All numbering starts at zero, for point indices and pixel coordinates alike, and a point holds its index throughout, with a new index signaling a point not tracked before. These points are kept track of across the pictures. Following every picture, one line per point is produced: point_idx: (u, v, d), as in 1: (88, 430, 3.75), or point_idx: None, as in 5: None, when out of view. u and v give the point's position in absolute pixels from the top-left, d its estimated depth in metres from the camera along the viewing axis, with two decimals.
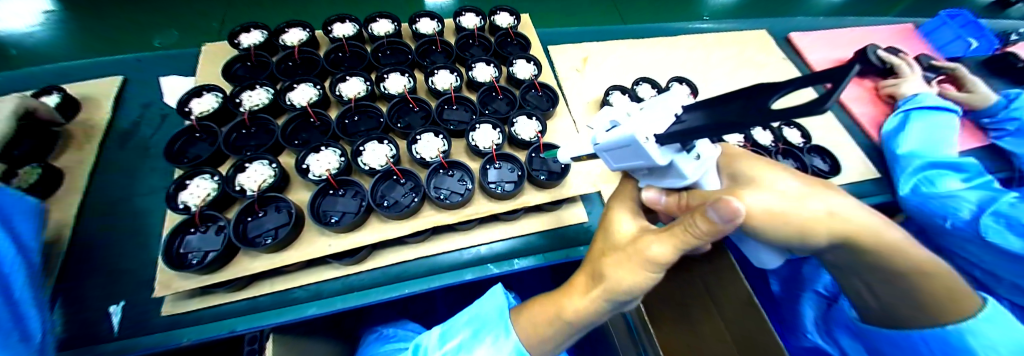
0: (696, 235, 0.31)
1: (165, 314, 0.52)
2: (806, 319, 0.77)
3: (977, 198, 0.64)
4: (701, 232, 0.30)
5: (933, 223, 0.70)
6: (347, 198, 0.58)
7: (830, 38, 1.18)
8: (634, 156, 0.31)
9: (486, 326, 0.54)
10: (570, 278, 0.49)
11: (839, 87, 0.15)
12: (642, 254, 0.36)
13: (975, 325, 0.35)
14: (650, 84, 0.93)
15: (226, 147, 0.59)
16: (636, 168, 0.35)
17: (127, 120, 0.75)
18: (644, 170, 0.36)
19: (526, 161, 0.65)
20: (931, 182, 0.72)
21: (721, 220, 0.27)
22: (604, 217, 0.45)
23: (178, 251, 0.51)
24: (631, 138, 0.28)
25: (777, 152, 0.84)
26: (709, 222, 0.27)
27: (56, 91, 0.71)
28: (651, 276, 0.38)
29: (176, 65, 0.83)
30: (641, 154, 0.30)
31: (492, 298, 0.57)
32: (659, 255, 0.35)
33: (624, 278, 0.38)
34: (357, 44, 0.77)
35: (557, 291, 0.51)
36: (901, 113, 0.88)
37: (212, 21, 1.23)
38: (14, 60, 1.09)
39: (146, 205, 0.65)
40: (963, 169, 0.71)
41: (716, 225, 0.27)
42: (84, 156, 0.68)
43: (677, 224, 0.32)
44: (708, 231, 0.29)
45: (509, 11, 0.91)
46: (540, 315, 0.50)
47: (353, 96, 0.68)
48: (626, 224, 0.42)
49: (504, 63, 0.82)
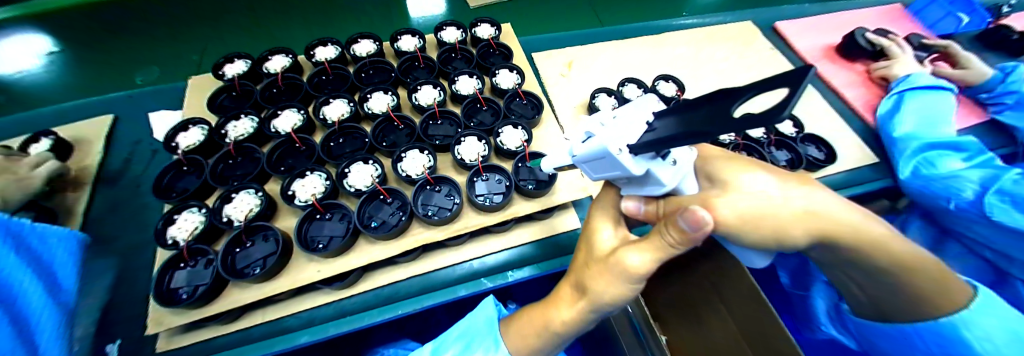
0: (672, 243, 0.30)
1: (158, 351, 0.52)
2: (818, 312, 0.74)
3: (979, 177, 0.62)
4: (674, 241, 0.30)
5: (936, 205, 0.68)
6: (335, 221, 0.58)
7: (817, 24, 1.17)
8: (611, 167, 0.30)
9: (475, 339, 0.53)
10: (560, 289, 0.48)
11: (797, 90, 0.13)
12: (620, 264, 0.35)
13: (967, 317, 0.37)
14: (636, 84, 0.93)
15: (212, 178, 0.60)
16: (616, 178, 0.34)
17: (119, 158, 0.76)
18: (625, 180, 0.35)
19: (513, 171, 0.65)
20: (931, 163, 0.69)
21: (691, 229, 0.27)
22: (586, 226, 0.45)
23: (169, 287, 0.51)
24: (604, 151, 0.27)
25: (770, 144, 0.83)
26: (679, 231, 0.28)
27: (46, 136, 0.72)
28: (633, 286, 0.37)
29: (165, 100, 0.85)
30: (616, 165, 0.29)
31: (483, 309, 0.57)
32: (638, 266, 0.34)
33: (612, 287, 0.37)
34: (339, 67, 0.78)
35: (545, 302, 0.49)
36: (894, 95, 0.86)
37: (191, 54, 1.26)
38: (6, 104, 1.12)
39: (138, 241, 0.66)
40: (963, 148, 0.69)
41: (688, 234, 0.27)
42: (77, 195, 0.68)
43: (654, 235, 0.32)
44: (680, 241, 0.29)
45: (489, 23, 0.91)
46: (528, 326, 0.49)
47: (336, 118, 0.69)
48: (605, 232, 0.41)
49: (487, 74, 0.83)
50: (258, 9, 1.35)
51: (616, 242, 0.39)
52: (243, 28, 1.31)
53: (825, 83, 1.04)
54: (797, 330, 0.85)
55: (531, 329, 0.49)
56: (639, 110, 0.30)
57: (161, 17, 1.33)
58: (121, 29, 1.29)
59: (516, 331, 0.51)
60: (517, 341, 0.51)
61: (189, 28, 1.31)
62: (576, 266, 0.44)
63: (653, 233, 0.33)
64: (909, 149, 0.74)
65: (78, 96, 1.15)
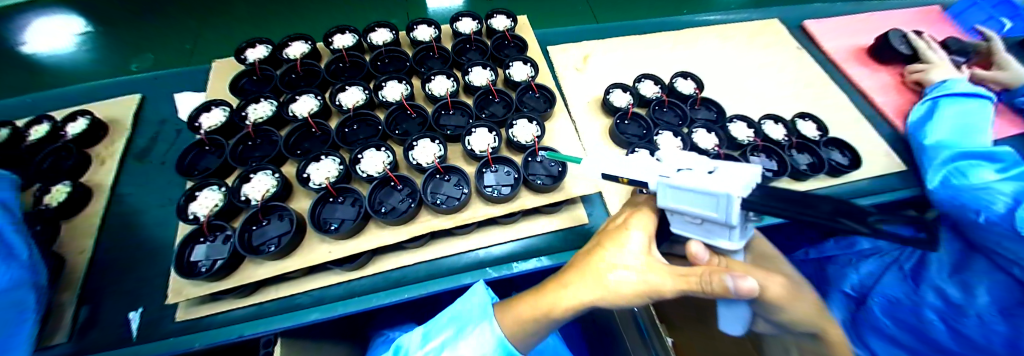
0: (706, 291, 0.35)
1: (178, 320, 0.55)
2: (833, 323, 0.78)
3: (1012, 190, 0.59)
4: (710, 291, 0.34)
5: (966, 218, 0.64)
6: (346, 205, 0.59)
7: (848, 25, 1.13)
8: (710, 207, 0.31)
9: (468, 322, 0.54)
10: (564, 273, 0.47)
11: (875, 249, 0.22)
12: (652, 283, 0.39)
13: None
14: (653, 80, 0.91)
15: (233, 159, 0.62)
16: (687, 216, 0.36)
17: (145, 136, 0.79)
18: (694, 219, 0.36)
19: (522, 165, 0.64)
20: (962, 174, 0.67)
21: (737, 290, 0.31)
22: (619, 226, 0.45)
23: (189, 260, 0.53)
24: (723, 193, 0.29)
25: (790, 147, 0.81)
26: (725, 289, 0.32)
27: (83, 116, 0.75)
28: (642, 297, 0.41)
29: (191, 82, 0.88)
30: (717, 207, 0.31)
31: (475, 296, 0.55)
32: (664, 288, 0.38)
33: (626, 286, 0.40)
34: (356, 54, 0.79)
35: (542, 287, 0.50)
36: (928, 101, 0.84)
37: (183, 43, 1.28)
38: (29, 78, 1.19)
39: (160, 217, 0.69)
40: (997, 158, 0.66)
41: (730, 291, 0.32)
42: (106, 171, 0.72)
43: (698, 271, 0.36)
44: (716, 292, 0.33)
45: (505, 14, 0.91)
46: (527, 311, 0.49)
47: (352, 105, 0.70)
48: (639, 243, 0.42)
49: (501, 66, 0.83)
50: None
51: (645, 252, 0.41)
52: (262, 15, 1.34)
53: (854, 86, 1.01)
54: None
55: (529, 317, 0.49)
56: (741, 169, 0.33)
57: (172, 5, 1.36)
58: (137, 13, 1.33)
59: (511, 316, 0.51)
60: (511, 329, 0.51)
61: (199, 14, 1.35)
62: (581, 262, 0.45)
63: (697, 270, 0.36)
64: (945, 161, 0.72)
65: (96, 77, 1.19)
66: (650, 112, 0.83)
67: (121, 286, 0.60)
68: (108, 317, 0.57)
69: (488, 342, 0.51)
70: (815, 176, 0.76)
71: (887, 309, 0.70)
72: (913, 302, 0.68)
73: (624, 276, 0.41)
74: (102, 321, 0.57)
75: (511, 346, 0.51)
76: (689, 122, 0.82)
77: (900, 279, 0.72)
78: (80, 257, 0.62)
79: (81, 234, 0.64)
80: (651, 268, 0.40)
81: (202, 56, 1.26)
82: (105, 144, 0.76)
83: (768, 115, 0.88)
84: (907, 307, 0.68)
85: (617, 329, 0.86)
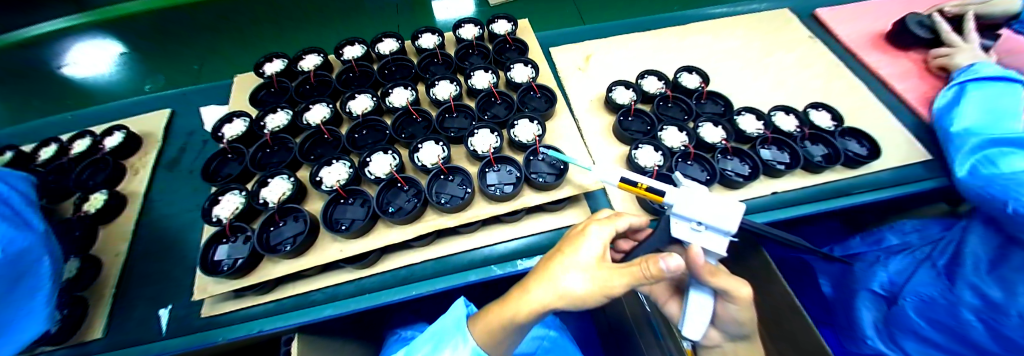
0: (648, 278, 0.37)
1: (204, 315, 0.59)
2: (864, 323, 0.81)
3: None
4: (650, 275, 0.37)
5: (996, 208, 0.60)
6: (356, 206, 0.62)
7: (863, 13, 1.10)
8: (721, 218, 0.40)
9: (445, 338, 0.57)
10: (527, 280, 0.48)
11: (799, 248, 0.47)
12: (606, 281, 0.40)
13: None
14: (656, 76, 0.90)
15: (253, 165, 0.66)
16: (692, 227, 0.43)
17: (175, 146, 0.86)
18: (699, 228, 0.43)
19: (524, 164, 0.66)
20: (991, 163, 0.64)
21: (669, 271, 0.34)
22: (573, 234, 0.48)
23: (213, 259, 0.57)
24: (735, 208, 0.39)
25: (802, 138, 0.79)
26: (659, 269, 0.34)
27: (120, 130, 0.83)
28: (602, 297, 0.42)
29: (215, 96, 0.95)
30: (723, 218, 0.40)
31: (454, 311, 0.60)
32: (617, 285, 0.40)
33: (580, 286, 0.41)
34: (365, 64, 0.83)
35: (506, 296, 0.50)
36: (953, 86, 0.81)
37: (191, 64, 1.38)
38: (70, 98, 1.31)
39: (187, 222, 0.74)
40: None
41: (664, 273, 0.34)
42: (139, 180, 0.78)
43: (638, 262, 0.39)
44: (655, 276, 0.36)
45: (507, 18, 0.93)
46: (493, 320, 0.50)
47: (361, 112, 0.74)
48: (589, 247, 0.44)
49: (502, 69, 0.85)
50: (275, 12, 1.45)
51: (597, 253, 0.44)
52: (280, 33, 1.43)
53: (872, 74, 0.98)
54: (840, 343, 0.91)
55: (496, 326, 0.50)
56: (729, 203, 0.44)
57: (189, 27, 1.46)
58: (157, 35, 1.44)
59: (483, 324, 0.52)
60: (483, 340, 0.53)
61: (214, 34, 1.45)
62: (540, 269, 0.46)
63: (637, 260, 0.39)
64: (977, 146, 0.68)
65: (116, 96, 1.30)
66: (655, 107, 0.82)
67: (152, 286, 0.65)
68: (141, 314, 0.62)
69: (463, 354, 0.53)
70: (830, 167, 0.74)
71: (920, 308, 0.70)
72: (947, 300, 0.66)
73: (579, 278, 0.42)
74: (135, 318, 0.62)
75: (485, 354, 0.53)
76: (695, 117, 0.81)
77: (933, 277, 0.71)
78: (116, 260, 0.67)
79: (118, 238, 0.70)
80: (599, 266, 0.42)
81: (213, 73, 1.35)
82: (139, 156, 0.83)
83: (778, 106, 0.85)
84: (942, 306, 0.67)
85: (631, 330, 0.85)
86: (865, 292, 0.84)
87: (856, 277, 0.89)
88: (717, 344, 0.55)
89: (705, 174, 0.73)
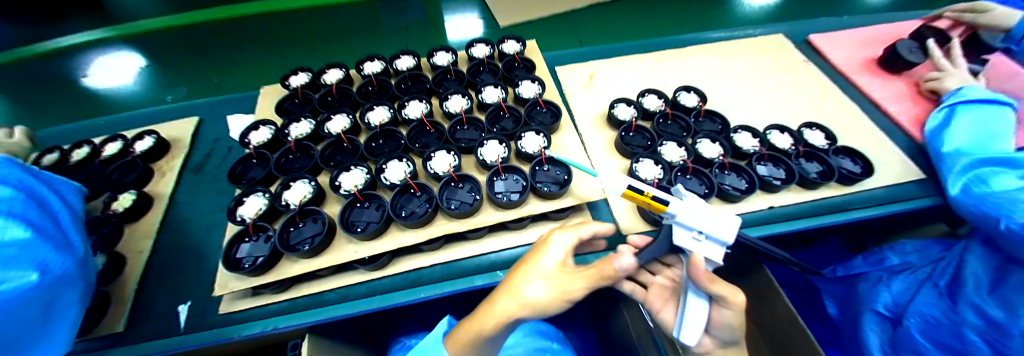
0: (604, 276, 0.43)
1: (222, 311, 0.62)
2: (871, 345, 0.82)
3: None
4: (605, 273, 0.43)
5: (992, 227, 0.62)
6: (372, 209, 0.66)
7: (855, 39, 1.16)
8: (723, 228, 0.45)
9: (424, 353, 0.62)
10: (492, 295, 0.50)
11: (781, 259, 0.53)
12: (565, 285, 0.45)
13: None
14: (657, 95, 0.95)
15: (276, 169, 0.70)
16: (696, 236, 0.47)
17: (201, 151, 0.91)
18: (699, 237, 0.47)
19: (530, 173, 0.69)
20: (984, 182, 0.67)
21: (622, 268, 0.42)
22: (535, 245, 0.52)
23: (236, 256, 0.60)
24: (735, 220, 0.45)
25: (798, 156, 0.82)
26: (614, 268, 0.42)
27: (151, 134, 0.88)
28: (562, 302, 0.46)
29: (240, 106, 1.01)
30: (725, 228, 0.45)
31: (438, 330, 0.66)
32: (576, 288, 0.44)
33: (544, 294, 0.45)
34: (383, 79, 0.89)
35: (474, 311, 0.52)
36: (944, 108, 0.84)
37: (211, 77, 1.44)
38: (99, 105, 1.39)
39: (208, 223, 0.78)
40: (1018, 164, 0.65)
41: (618, 271, 0.42)
42: (165, 182, 0.83)
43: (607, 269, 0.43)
44: (609, 274, 0.43)
45: (515, 39, 1.00)
46: (463, 334, 0.52)
47: (378, 122, 0.78)
48: (551, 255, 0.49)
49: (511, 85, 0.90)
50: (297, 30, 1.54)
51: (558, 260, 0.48)
52: (299, 49, 1.51)
53: (865, 96, 1.02)
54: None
55: (464, 339, 0.52)
56: None
57: (212, 42, 1.54)
58: (182, 50, 1.52)
59: (455, 339, 0.54)
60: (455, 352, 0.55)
61: (234, 49, 1.53)
62: (507, 282, 0.49)
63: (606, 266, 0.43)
64: (967, 167, 0.72)
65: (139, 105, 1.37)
66: (655, 124, 0.86)
67: (173, 283, 0.68)
68: (160, 309, 0.65)
69: None
70: (825, 184, 0.76)
71: (925, 329, 0.72)
72: (951, 321, 0.68)
73: (541, 287, 0.45)
74: (155, 312, 0.65)
75: None
76: (693, 133, 0.85)
77: (935, 297, 0.74)
78: (140, 257, 0.71)
79: (143, 237, 0.74)
80: (559, 273, 0.46)
81: (233, 85, 1.41)
82: (166, 159, 0.88)
83: (774, 125, 0.89)
84: (945, 327, 0.69)
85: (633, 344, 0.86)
86: (871, 313, 0.87)
87: (860, 298, 0.93)
88: (707, 350, 0.56)
89: (704, 187, 0.76)
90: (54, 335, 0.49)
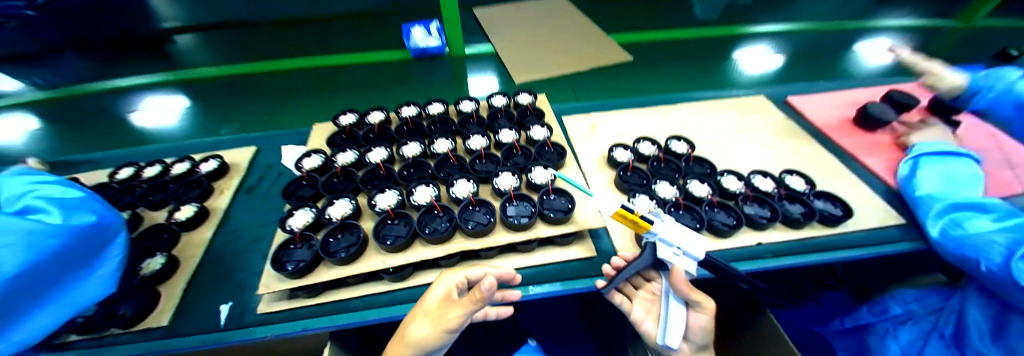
0: (475, 301, 0.58)
1: (260, 311, 0.70)
2: None
3: (1007, 241, 0.68)
4: (476, 299, 0.57)
5: (970, 265, 0.73)
6: (400, 226, 0.76)
7: (829, 101, 1.31)
8: (697, 246, 0.54)
9: None
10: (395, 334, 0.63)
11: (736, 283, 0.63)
12: (446, 315, 0.59)
13: None
14: (651, 141, 1.08)
15: (323, 189, 0.83)
16: (677, 254, 0.55)
17: (253, 175, 1.05)
18: (677, 253, 0.55)
19: (538, 201, 0.80)
20: (960, 225, 0.76)
21: (486, 290, 0.55)
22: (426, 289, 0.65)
23: (282, 260, 0.70)
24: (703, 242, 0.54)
25: (781, 198, 0.90)
26: (482, 293, 0.56)
27: (216, 158, 1.04)
28: (445, 331, 0.59)
29: (291, 139, 1.18)
30: (698, 248, 0.54)
31: None
32: (455, 316, 0.59)
33: (433, 328, 0.59)
34: (417, 120, 1.05)
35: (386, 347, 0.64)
36: (910, 160, 0.96)
37: None
38: None
39: (253, 235, 0.89)
40: (988, 210, 0.75)
41: (484, 293, 0.56)
42: (222, 199, 0.96)
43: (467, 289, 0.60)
44: (478, 298, 0.57)
45: (529, 93, 1.18)
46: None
47: (411, 155, 0.92)
48: (436, 293, 0.62)
49: (524, 129, 1.05)
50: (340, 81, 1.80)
51: (441, 294, 0.61)
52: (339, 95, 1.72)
53: (842, 149, 1.13)
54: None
55: None
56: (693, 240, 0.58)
57: None
58: None
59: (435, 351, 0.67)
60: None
61: None
62: (403, 327, 0.62)
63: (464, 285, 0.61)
64: (941, 210, 0.81)
65: None
66: (650, 166, 0.98)
67: (218, 285, 0.77)
68: (205, 307, 0.73)
69: None
70: (808, 224, 0.84)
71: None
72: None
73: (424, 324, 0.59)
74: (200, 310, 0.72)
75: None
76: (685, 175, 0.96)
77: None
78: (191, 262, 0.81)
79: (197, 244, 0.84)
80: (439, 307, 0.60)
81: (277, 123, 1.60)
82: (223, 180, 1.02)
83: (756, 171, 1.00)
84: None
85: None
86: None
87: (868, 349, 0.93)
88: None
89: (695, 222, 0.84)
90: (103, 281, 0.62)
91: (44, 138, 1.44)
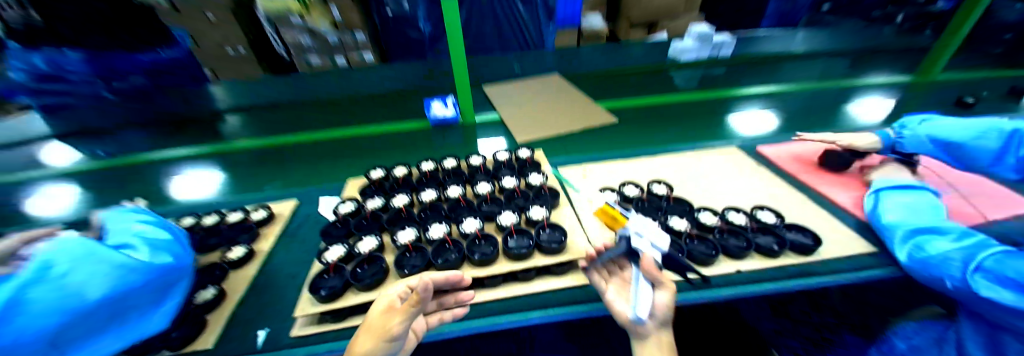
0: (412, 304, 0.65)
1: (292, 335, 0.79)
2: None
3: (963, 257, 0.74)
4: (413, 302, 0.64)
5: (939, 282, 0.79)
6: (416, 257, 0.89)
7: (795, 148, 1.47)
8: (659, 238, 0.71)
9: None
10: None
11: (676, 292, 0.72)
12: (387, 323, 0.64)
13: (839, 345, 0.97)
14: (634, 185, 1.23)
15: (354, 229, 0.99)
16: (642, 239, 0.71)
17: (292, 222, 1.22)
18: (641, 239, 0.71)
19: (535, 234, 0.92)
20: (922, 248, 0.83)
21: (421, 290, 0.63)
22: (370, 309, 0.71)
23: (317, 287, 0.82)
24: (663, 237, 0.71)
25: (753, 230, 1.01)
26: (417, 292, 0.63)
27: (263, 207, 1.22)
28: (386, 340, 0.63)
29: (324, 192, 1.37)
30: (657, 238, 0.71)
31: None
32: (395, 324, 0.64)
33: (374, 339, 0.62)
34: (434, 172, 1.24)
35: None
36: (874, 193, 1.06)
37: None
38: None
39: (288, 272, 1.01)
40: (945, 231, 0.82)
41: (419, 292, 0.63)
42: (266, 241, 1.12)
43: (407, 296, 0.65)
44: (415, 300, 0.64)
45: (528, 148, 1.38)
46: None
47: (428, 199, 1.09)
48: (379, 305, 0.68)
49: (524, 177, 1.22)
50: None
51: (384, 305, 0.67)
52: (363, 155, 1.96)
53: (813, 187, 1.24)
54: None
55: None
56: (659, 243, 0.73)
57: None
58: None
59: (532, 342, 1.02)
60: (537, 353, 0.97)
61: None
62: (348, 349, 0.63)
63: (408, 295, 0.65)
64: (907, 234, 0.88)
65: None
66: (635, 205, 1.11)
67: (256, 314, 0.88)
68: (244, 333, 0.83)
69: None
70: (781, 252, 0.92)
71: None
72: None
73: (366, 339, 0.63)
74: (240, 335, 0.83)
75: None
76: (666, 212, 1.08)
77: None
78: (235, 294, 0.93)
79: (242, 279, 0.98)
80: (380, 316, 0.66)
81: None
82: (268, 227, 1.18)
83: (731, 206, 1.11)
84: None
85: None
86: None
87: None
88: None
89: (677, 251, 0.93)
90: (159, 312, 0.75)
91: (98, 195, 1.58)
